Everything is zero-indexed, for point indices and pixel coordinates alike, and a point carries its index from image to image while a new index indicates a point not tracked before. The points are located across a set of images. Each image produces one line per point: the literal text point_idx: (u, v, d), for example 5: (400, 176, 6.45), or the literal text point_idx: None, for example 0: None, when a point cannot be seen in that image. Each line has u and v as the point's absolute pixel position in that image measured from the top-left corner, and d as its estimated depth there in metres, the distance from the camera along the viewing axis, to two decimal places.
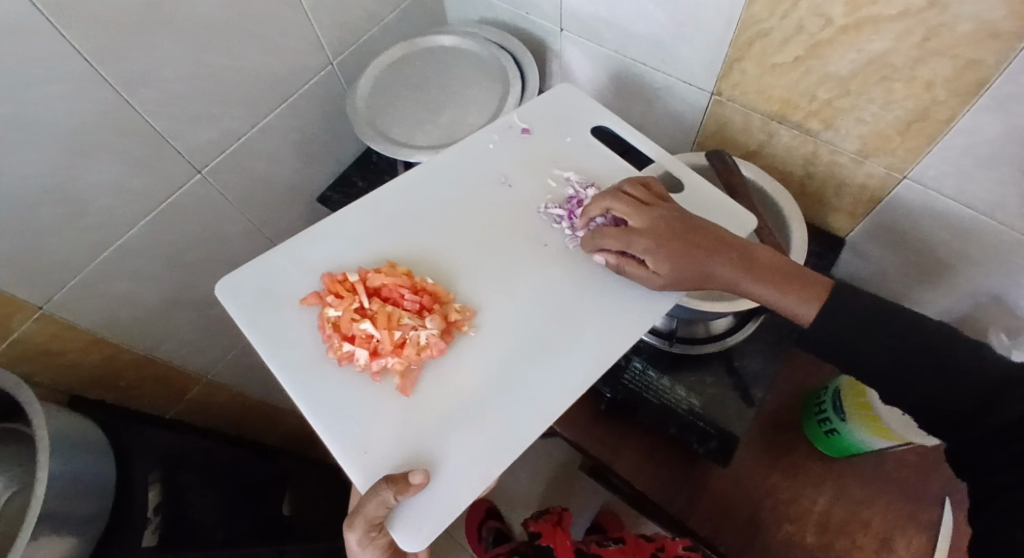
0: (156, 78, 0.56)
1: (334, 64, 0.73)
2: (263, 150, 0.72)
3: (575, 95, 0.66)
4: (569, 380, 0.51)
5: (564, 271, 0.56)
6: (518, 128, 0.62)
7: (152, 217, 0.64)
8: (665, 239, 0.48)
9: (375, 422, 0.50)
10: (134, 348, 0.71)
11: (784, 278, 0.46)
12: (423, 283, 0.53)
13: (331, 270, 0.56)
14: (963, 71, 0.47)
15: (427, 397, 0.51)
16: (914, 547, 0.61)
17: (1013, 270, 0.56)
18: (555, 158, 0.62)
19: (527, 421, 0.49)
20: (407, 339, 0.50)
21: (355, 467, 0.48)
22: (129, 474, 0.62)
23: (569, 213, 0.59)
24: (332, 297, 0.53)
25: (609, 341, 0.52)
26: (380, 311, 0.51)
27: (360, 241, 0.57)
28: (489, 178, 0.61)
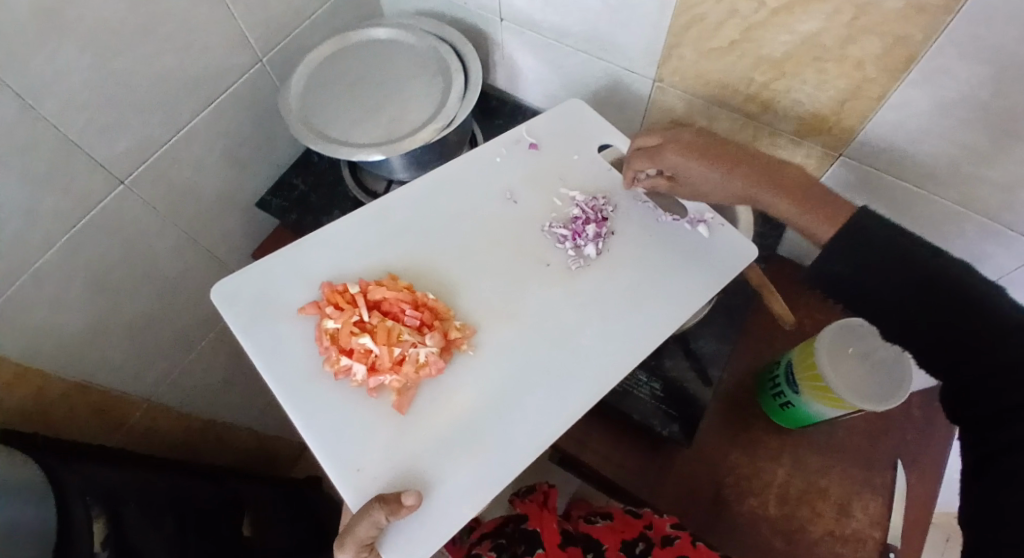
0: (65, 83, 0.51)
1: (263, 61, 0.70)
2: (189, 156, 0.67)
3: (586, 115, 0.66)
4: (567, 404, 0.51)
5: (561, 287, 0.56)
6: (528, 145, 0.63)
7: (72, 235, 0.59)
8: (693, 149, 0.53)
9: (372, 440, 0.49)
10: (66, 377, 0.66)
11: (805, 197, 0.47)
12: (424, 298, 0.52)
13: (330, 279, 0.56)
14: (893, 48, 0.48)
15: (426, 415, 0.50)
16: (871, 510, 0.64)
17: (946, 237, 0.60)
18: (562, 176, 0.63)
19: (520, 444, 0.49)
20: (406, 357, 0.49)
21: (347, 485, 0.48)
22: (71, 511, 0.56)
23: (572, 233, 0.58)
24: (331, 308, 0.52)
25: (605, 359, 0.53)
26: (380, 325, 0.50)
27: (363, 255, 0.57)
28: (492, 191, 0.61)
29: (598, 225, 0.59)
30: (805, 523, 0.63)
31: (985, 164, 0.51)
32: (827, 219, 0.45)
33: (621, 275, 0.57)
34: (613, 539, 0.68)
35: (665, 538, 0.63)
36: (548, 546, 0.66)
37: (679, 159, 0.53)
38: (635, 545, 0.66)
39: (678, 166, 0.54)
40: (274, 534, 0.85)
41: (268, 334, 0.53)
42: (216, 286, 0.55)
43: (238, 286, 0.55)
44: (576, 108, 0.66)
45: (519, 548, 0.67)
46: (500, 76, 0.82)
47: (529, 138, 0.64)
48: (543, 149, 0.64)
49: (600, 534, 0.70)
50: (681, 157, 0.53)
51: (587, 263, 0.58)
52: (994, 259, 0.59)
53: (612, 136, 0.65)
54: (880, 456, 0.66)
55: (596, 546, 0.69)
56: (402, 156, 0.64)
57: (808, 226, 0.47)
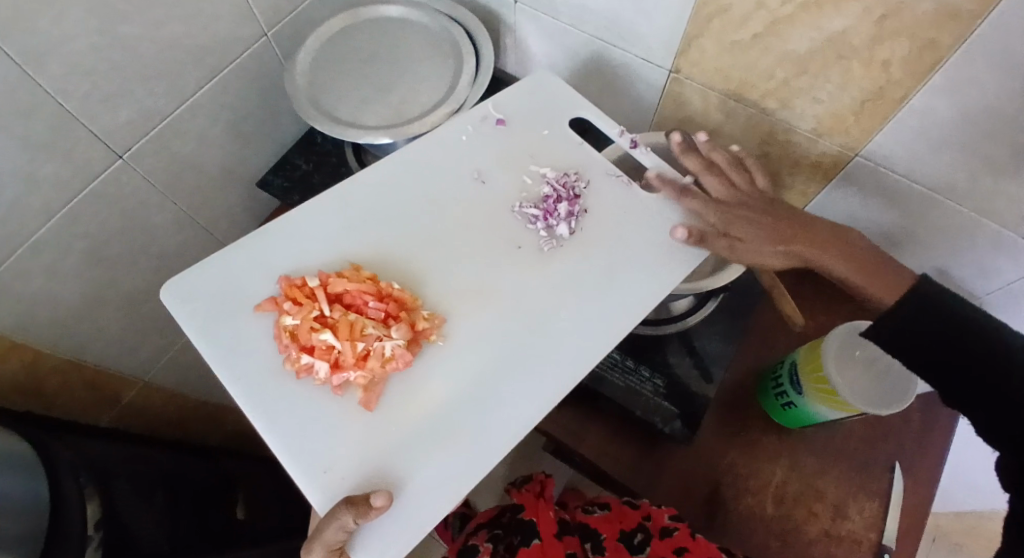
0: (66, 52, 0.49)
1: (269, 36, 0.67)
2: (191, 131, 0.65)
3: (554, 86, 0.64)
4: (538, 394, 0.50)
5: (535, 276, 0.55)
6: (496, 121, 0.61)
7: (69, 209, 0.57)
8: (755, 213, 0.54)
9: (338, 438, 0.48)
10: (59, 352, 0.64)
11: (872, 271, 0.52)
12: (388, 289, 0.51)
13: (290, 271, 0.54)
14: (922, 51, 0.47)
15: (391, 410, 0.50)
16: (866, 512, 0.64)
17: (958, 245, 0.59)
18: (533, 154, 0.61)
19: (494, 434, 0.49)
20: (371, 351, 0.48)
21: (314, 487, 0.47)
22: (61, 490, 0.54)
23: (544, 212, 0.57)
24: (290, 304, 0.50)
25: (576, 352, 0.52)
26: (341, 320, 0.48)
27: (324, 239, 0.55)
28: (463, 174, 0.59)
29: (570, 203, 0.57)
30: (801, 523, 0.64)
31: (1004, 175, 0.50)
32: (887, 290, 0.52)
33: (596, 257, 0.56)
34: (610, 530, 0.72)
35: (663, 530, 0.68)
36: (544, 536, 0.66)
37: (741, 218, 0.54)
38: (632, 536, 0.70)
39: (738, 223, 0.54)
40: (267, 515, 0.85)
41: (226, 333, 0.51)
42: (166, 289, 0.53)
43: (189, 287, 0.53)
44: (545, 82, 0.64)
45: (514, 539, 0.67)
46: (511, 60, 0.80)
47: (496, 115, 0.62)
48: (511, 125, 0.62)
49: (596, 523, 0.73)
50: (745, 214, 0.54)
51: (560, 244, 0.56)
52: (1002, 271, 0.58)
53: (582, 107, 0.63)
54: (878, 460, 0.66)
55: (596, 537, 0.72)
56: (410, 139, 0.62)
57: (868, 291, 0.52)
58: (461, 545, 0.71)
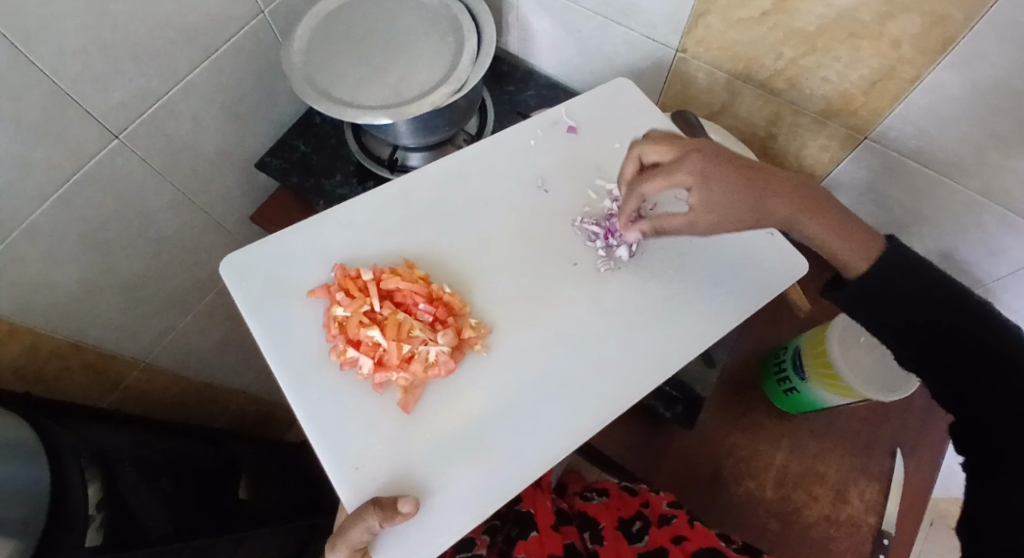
0: (58, 30, 0.48)
1: (266, 13, 0.66)
2: (188, 111, 0.65)
3: (633, 107, 0.63)
4: (576, 419, 0.49)
5: (583, 290, 0.54)
6: (566, 128, 0.61)
7: (65, 190, 0.56)
8: (723, 165, 0.46)
9: (374, 439, 0.48)
10: (60, 335, 0.64)
11: (841, 226, 0.45)
12: (440, 292, 0.50)
13: (344, 261, 0.53)
14: (933, 28, 0.45)
15: (432, 420, 0.49)
16: (866, 496, 0.64)
17: (965, 228, 0.58)
18: (600, 167, 0.60)
19: (524, 456, 0.48)
20: (416, 354, 0.48)
21: (343, 482, 0.46)
22: (65, 477, 0.54)
23: (604, 231, 0.56)
24: (341, 294, 0.50)
25: (620, 372, 0.51)
26: (391, 318, 0.48)
27: (381, 240, 0.55)
28: (523, 179, 0.59)
29: None
30: (801, 506, 0.64)
31: (1012, 155, 0.49)
32: (864, 250, 0.44)
33: (651, 283, 0.55)
34: (609, 518, 0.69)
35: (662, 516, 0.63)
36: (542, 528, 0.64)
37: (710, 172, 0.46)
38: (631, 524, 0.66)
39: (711, 179, 0.46)
40: (270, 496, 0.86)
41: (276, 315, 0.51)
42: (225, 261, 0.52)
43: (246, 263, 0.53)
44: (618, 90, 0.63)
45: (513, 530, 0.66)
46: (512, 38, 0.78)
47: (567, 121, 0.62)
48: (580, 134, 0.61)
49: (595, 512, 0.71)
50: (713, 169, 0.46)
51: (617, 266, 0.56)
52: (1008, 254, 0.58)
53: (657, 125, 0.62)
54: (879, 444, 0.66)
55: (595, 525, 0.69)
56: (410, 120, 0.61)
57: (842, 253, 0.44)
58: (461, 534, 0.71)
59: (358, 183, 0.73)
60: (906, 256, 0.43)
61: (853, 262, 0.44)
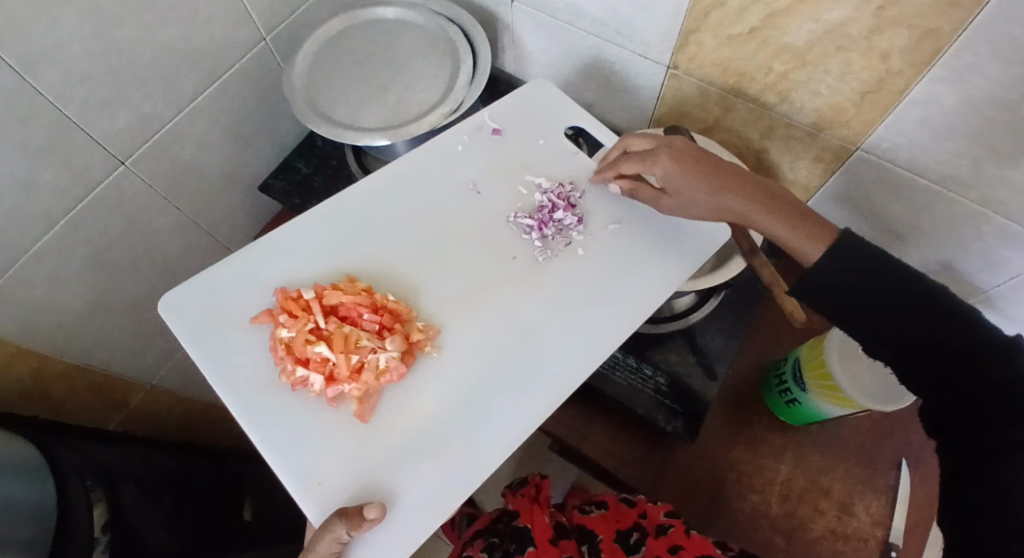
0: (63, 59, 0.50)
1: (268, 39, 0.68)
2: (191, 135, 0.66)
3: (549, 96, 0.64)
4: (535, 403, 0.49)
5: (526, 284, 0.54)
6: (491, 130, 0.60)
7: (71, 215, 0.58)
8: (689, 160, 0.50)
9: (333, 452, 0.48)
10: (67, 356, 0.65)
11: (794, 216, 0.46)
12: (384, 301, 0.50)
13: (285, 284, 0.53)
14: (921, 41, 0.46)
15: (388, 426, 0.49)
16: (873, 509, 0.63)
17: (964, 238, 0.58)
18: (527, 164, 0.60)
19: (486, 447, 0.48)
20: (366, 363, 0.47)
21: (309, 500, 0.46)
22: (71, 499, 0.54)
23: (538, 223, 0.56)
24: (284, 315, 0.49)
25: (573, 359, 0.51)
26: (337, 332, 0.47)
27: (320, 257, 0.54)
28: (453, 182, 0.59)
29: (565, 212, 0.57)
30: (806, 521, 0.63)
31: (1006, 165, 0.50)
32: (810, 238, 0.45)
33: (594, 266, 0.55)
34: (607, 530, 0.62)
35: (659, 526, 0.59)
36: (539, 543, 0.60)
37: (673, 167, 0.50)
38: (628, 535, 0.60)
39: (671, 173, 0.50)
40: (274, 513, 0.86)
41: (221, 346, 0.51)
42: (161, 300, 0.52)
43: (183, 299, 0.52)
44: (540, 90, 0.63)
45: (510, 546, 0.61)
46: (509, 58, 0.80)
47: (490, 124, 0.62)
48: (505, 135, 0.61)
49: (593, 524, 0.64)
50: (679, 166, 0.50)
51: (554, 253, 0.56)
52: (1009, 262, 0.57)
53: (580, 118, 0.63)
54: (885, 456, 0.65)
55: (591, 538, 0.62)
56: (408, 140, 0.63)
57: (793, 243, 0.46)
58: (459, 554, 0.67)
59: None
60: (857, 250, 0.42)
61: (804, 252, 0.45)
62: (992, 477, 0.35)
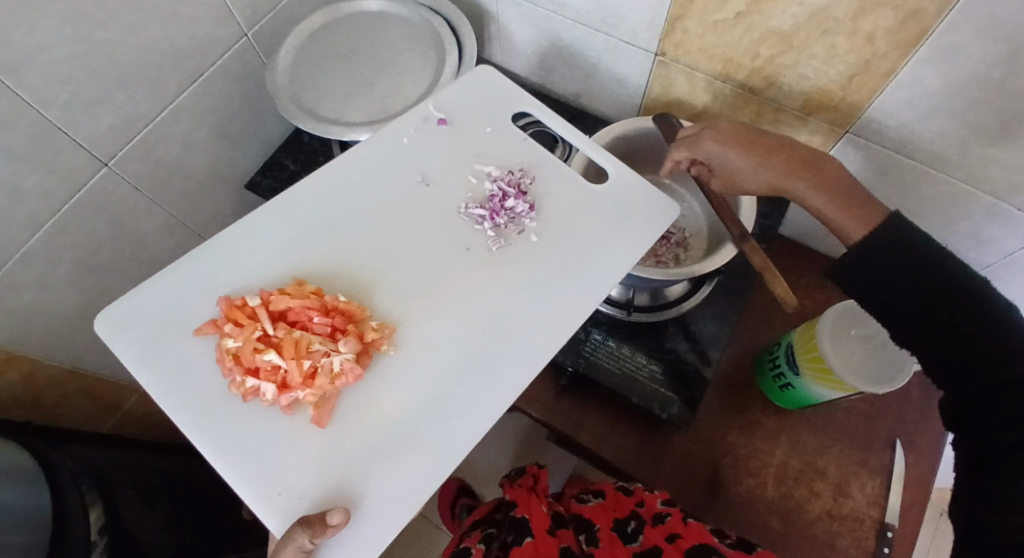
0: (43, 61, 0.49)
1: (250, 35, 0.67)
2: (176, 135, 0.65)
3: (494, 80, 0.62)
4: (495, 391, 0.49)
5: (485, 278, 0.53)
6: (438, 121, 0.59)
7: (57, 219, 0.57)
8: (735, 140, 0.50)
9: (292, 459, 0.47)
10: (58, 361, 0.65)
11: (842, 196, 0.44)
12: (334, 302, 0.49)
13: (229, 292, 0.51)
14: (906, 22, 0.46)
15: (348, 427, 0.48)
16: (868, 489, 0.64)
17: (953, 218, 0.59)
18: (478, 152, 0.59)
19: (450, 440, 0.48)
20: (319, 368, 0.46)
21: (270, 512, 0.45)
22: (66, 505, 0.54)
23: (490, 212, 0.56)
24: (229, 324, 0.47)
25: (533, 348, 0.51)
26: (286, 338, 0.46)
27: (268, 258, 0.53)
28: (404, 175, 0.57)
29: (516, 200, 0.56)
30: (802, 503, 0.64)
31: (994, 144, 0.50)
32: (857, 219, 0.43)
33: (551, 253, 0.54)
34: (605, 519, 0.62)
35: (656, 515, 0.59)
36: (538, 533, 0.60)
37: (717, 148, 0.50)
38: (626, 524, 0.59)
39: (716, 155, 0.51)
40: None
41: (164, 361, 0.49)
42: (99, 316, 0.50)
43: (119, 315, 0.50)
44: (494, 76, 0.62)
45: (509, 537, 0.61)
46: (495, 49, 0.79)
47: (437, 114, 0.60)
48: (453, 125, 0.59)
49: (591, 513, 0.64)
50: (724, 147, 0.50)
51: (508, 242, 0.55)
52: (998, 241, 0.58)
53: (524, 103, 0.61)
54: (878, 437, 0.66)
55: (590, 527, 0.62)
56: None
57: (839, 224, 0.44)
58: (456, 546, 0.67)
59: None
60: (899, 245, 0.39)
61: (847, 230, 0.43)
62: (998, 477, 0.35)
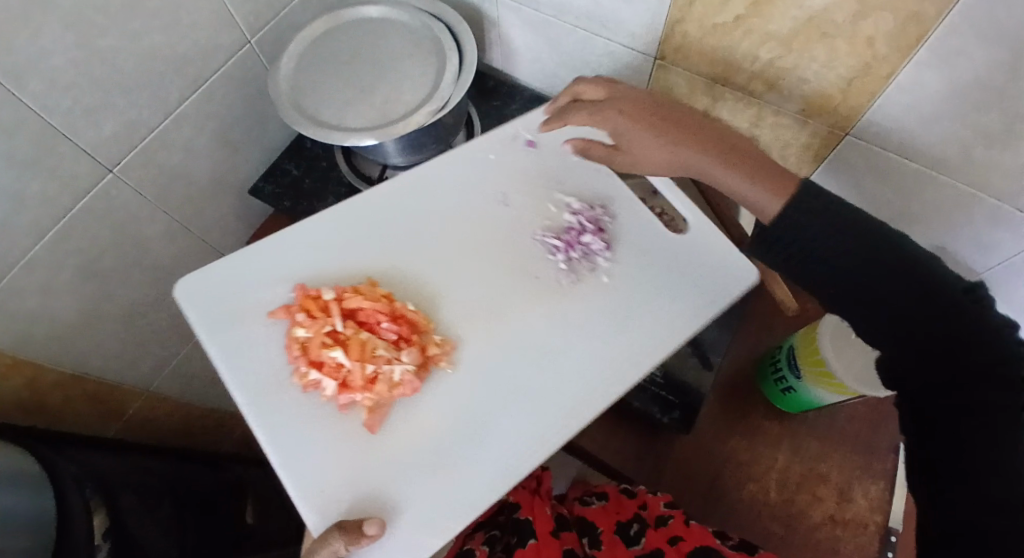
0: (48, 69, 0.49)
1: (253, 42, 0.68)
2: (179, 141, 0.66)
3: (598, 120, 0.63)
4: (540, 426, 0.51)
5: (546, 303, 0.56)
6: (524, 144, 0.61)
7: (61, 225, 0.58)
8: (637, 113, 0.55)
9: (338, 462, 0.50)
10: (62, 366, 0.65)
11: (744, 166, 0.49)
12: (402, 310, 0.52)
13: (305, 279, 0.56)
14: (905, 24, 0.46)
15: (396, 435, 0.51)
16: (871, 495, 0.64)
17: (955, 221, 0.58)
18: (561, 180, 0.61)
19: (489, 470, 0.50)
20: (380, 375, 0.50)
21: (308, 507, 0.48)
22: (69, 509, 0.54)
23: (565, 244, 0.58)
24: (302, 314, 0.52)
25: (581, 385, 0.53)
26: (353, 338, 0.50)
27: (344, 257, 0.57)
28: (482, 192, 0.60)
29: (593, 237, 0.59)
30: (805, 508, 0.63)
31: (995, 147, 0.50)
32: (761, 187, 0.48)
33: (619, 294, 0.56)
34: (607, 523, 0.62)
35: (659, 518, 0.59)
36: (540, 535, 0.59)
37: (622, 121, 0.55)
38: (629, 527, 0.60)
39: (620, 128, 0.55)
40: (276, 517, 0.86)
41: (237, 334, 0.54)
42: (181, 281, 0.55)
43: (200, 283, 0.55)
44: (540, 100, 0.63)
45: (511, 539, 0.61)
46: (496, 54, 0.79)
47: (525, 135, 0.63)
48: (540, 149, 0.62)
49: (594, 516, 0.64)
50: (626, 117, 0.55)
51: (580, 278, 0.57)
52: (1001, 244, 0.57)
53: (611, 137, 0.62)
54: (881, 442, 0.65)
55: (592, 530, 0.62)
56: (396, 139, 0.62)
57: (743, 192, 0.49)
58: (459, 549, 0.67)
59: None
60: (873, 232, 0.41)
61: (750, 198, 0.48)
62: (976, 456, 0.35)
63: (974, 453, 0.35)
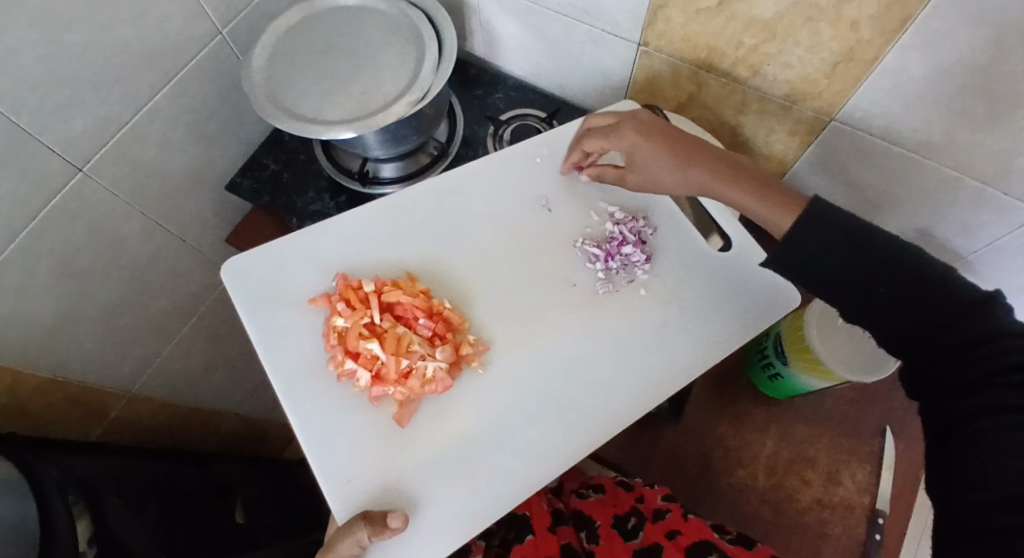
0: (13, 66, 0.47)
1: (225, 33, 0.66)
2: (153, 136, 0.64)
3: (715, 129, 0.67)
4: (564, 433, 0.53)
5: (578, 307, 0.58)
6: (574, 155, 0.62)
7: (32, 227, 0.56)
8: (649, 134, 0.55)
9: (366, 455, 0.52)
10: (39, 369, 0.64)
11: (761, 189, 0.49)
12: (439, 307, 0.55)
13: (345, 270, 0.58)
14: (890, 8, 0.45)
15: (428, 431, 0.53)
16: (858, 476, 0.64)
17: (939, 204, 0.58)
18: (604, 190, 0.63)
19: (512, 473, 0.52)
20: (414, 369, 0.52)
21: (335, 496, 0.51)
22: (52, 518, 0.53)
23: (604, 254, 0.60)
24: (343, 304, 0.54)
25: (604, 394, 0.55)
26: (391, 332, 0.52)
27: (382, 250, 0.59)
28: (527, 199, 0.62)
29: (634, 247, 0.60)
30: (793, 492, 0.64)
31: (979, 130, 0.49)
32: (777, 207, 0.48)
33: (651, 305, 0.58)
34: (605, 515, 0.63)
35: (657, 512, 0.60)
36: (539, 531, 0.60)
37: (634, 143, 0.56)
38: (626, 521, 0.60)
39: (632, 150, 0.56)
40: (268, 514, 0.85)
41: (275, 319, 0.56)
42: (228, 263, 0.57)
43: (243, 268, 0.57)
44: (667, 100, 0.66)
45: (508, 534, 0.62)
46: (477, 42, 0.78)
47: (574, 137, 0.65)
48: None
49: (590, 510, 0.64)
50: (642, 137, 0.55)
51: (615, 288, 0.59)
52: (985, 227, 0.58)
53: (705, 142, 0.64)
54: (868, 424, 0.66)
55: (589, 523, 0.63)
56: (376, 131, 0.61)
57: (760, 213, 0.49)
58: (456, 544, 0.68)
59: (331, 198, 0.73)
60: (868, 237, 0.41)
61: (772, 220, 0.48)
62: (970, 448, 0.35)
63: (976, 441, 0.35)
